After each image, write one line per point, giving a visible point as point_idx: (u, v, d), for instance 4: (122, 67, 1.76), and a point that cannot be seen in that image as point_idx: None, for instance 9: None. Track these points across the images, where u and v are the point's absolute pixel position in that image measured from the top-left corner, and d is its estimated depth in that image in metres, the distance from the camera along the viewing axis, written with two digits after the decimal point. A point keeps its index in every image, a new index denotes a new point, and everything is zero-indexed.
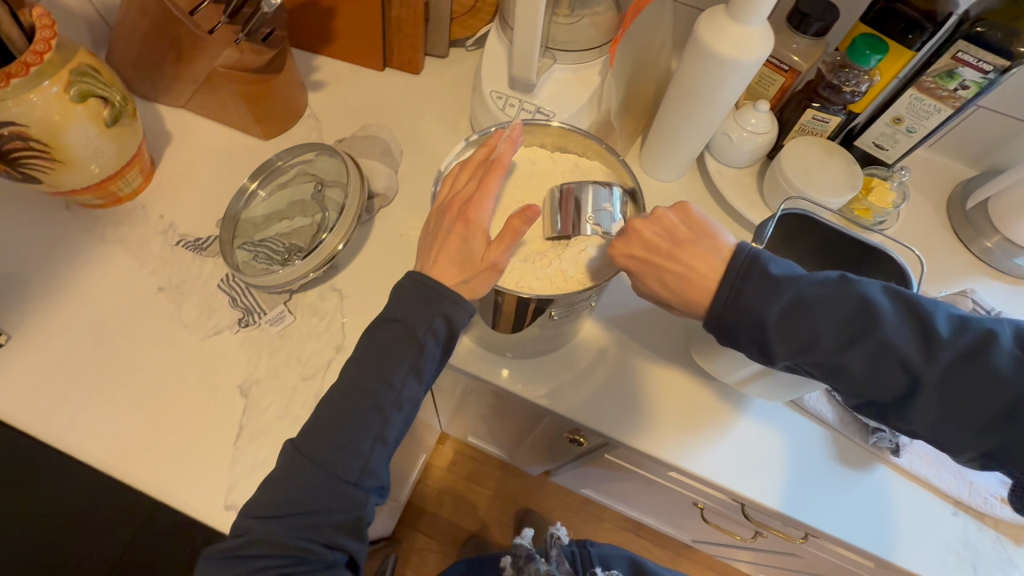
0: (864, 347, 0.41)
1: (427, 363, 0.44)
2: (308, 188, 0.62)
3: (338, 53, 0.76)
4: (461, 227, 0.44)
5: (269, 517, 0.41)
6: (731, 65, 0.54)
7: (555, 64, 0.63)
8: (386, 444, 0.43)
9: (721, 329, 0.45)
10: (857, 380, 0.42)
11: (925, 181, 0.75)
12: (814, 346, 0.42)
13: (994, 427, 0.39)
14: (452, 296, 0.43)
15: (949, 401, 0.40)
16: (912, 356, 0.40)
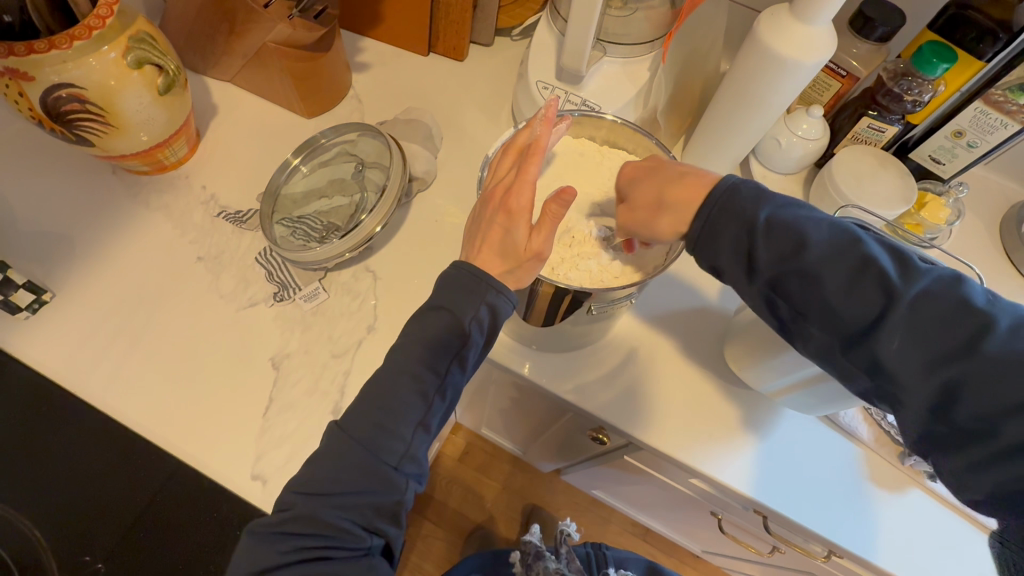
0: (845, 260, 0.38)
1: (471, 354, 0.44)
2: (349, 168, 0.62)
3: (384, 36, 0.76)
4: (501, 219, 0.43)
5: (313, 495, 0.41)
6: (791, 66, 0.52)
7: (605, 57, 0.62)
8: (427, 431, 0.43)
9: (702, 230, 0.42)
10: (828, 294, 0.38)
11: (978, 200, 0.72)
12: (795, 250, 0.39)
13: (965, 369, 0.34)
14: (497, 286, 0.43)
15: (922, 332, 0.35)
16: (890, 276, 0.37)
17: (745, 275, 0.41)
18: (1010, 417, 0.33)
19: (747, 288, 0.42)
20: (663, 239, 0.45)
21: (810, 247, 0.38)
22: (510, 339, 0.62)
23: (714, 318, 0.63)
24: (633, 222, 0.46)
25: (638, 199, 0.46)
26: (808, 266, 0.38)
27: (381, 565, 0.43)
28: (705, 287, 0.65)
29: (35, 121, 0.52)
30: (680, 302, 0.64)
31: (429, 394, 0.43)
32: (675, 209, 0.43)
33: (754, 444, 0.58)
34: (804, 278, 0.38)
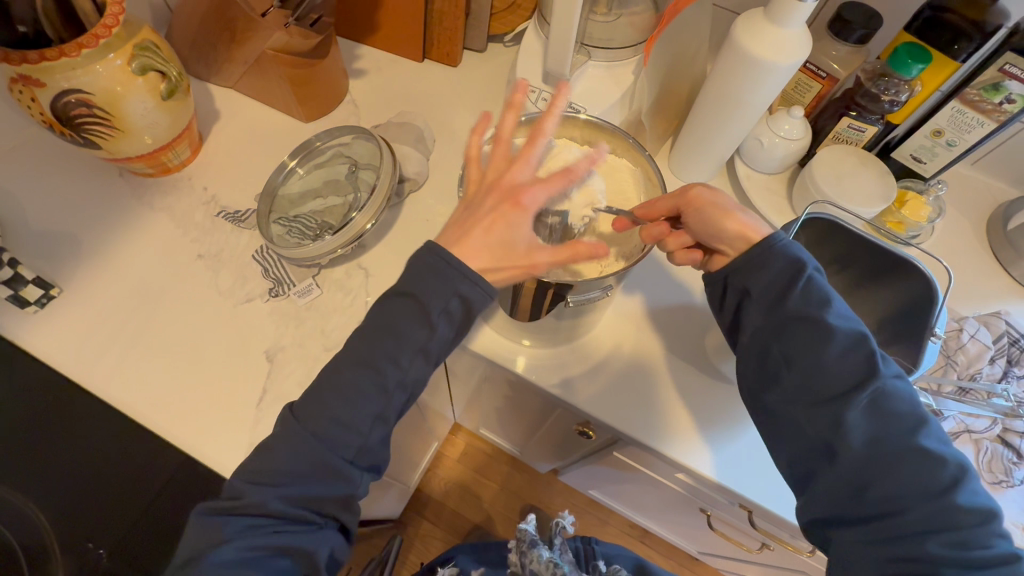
0: (851, 335, 0.44)
1: (436, 344, 0.45)
2: (342, 170, 0.65)
3: (380, 44, 0.78)
4: (507, 209, 0.43)
5: (262, 484, 0.43)
6: (766, 67, 0.53)
7: (590, 61, 0.64)
8: (386, 423, 0.46)
9: (756, 256, 0.47)
10: (824, 352, 0.44)
11: (965, 199, 0.73)
12: (819, 308, 0.45)
13: (894, 457, 0.41)
14: (470, 276, 0.43)
15: (882, 415, 0.42)
16: (879, 361, 0.44)
17: (758, 309, 0.47)
18: (912, 506, 0.40)
19: (757, 322, 0.48)
20: (722, 237, 0.49)
21: (833, 312, 0.45)
22: (498, 334, 0.63)
23: (696, 313, 0.65)
24: (694, 208, 0.49)
25: (714, 195, 0.49)
26: (823, 323, 0.45)
27: (335, 539, 0.46)
28: (689, 284, 0.66)
29: (46, 125, 0.55)
30: (664, 298, 0.65)
31: (390, 389, 0.45)
32: (749, 222, 0.48)
33: (732, 436, 0.59)
34: (811, 332, 0.45)
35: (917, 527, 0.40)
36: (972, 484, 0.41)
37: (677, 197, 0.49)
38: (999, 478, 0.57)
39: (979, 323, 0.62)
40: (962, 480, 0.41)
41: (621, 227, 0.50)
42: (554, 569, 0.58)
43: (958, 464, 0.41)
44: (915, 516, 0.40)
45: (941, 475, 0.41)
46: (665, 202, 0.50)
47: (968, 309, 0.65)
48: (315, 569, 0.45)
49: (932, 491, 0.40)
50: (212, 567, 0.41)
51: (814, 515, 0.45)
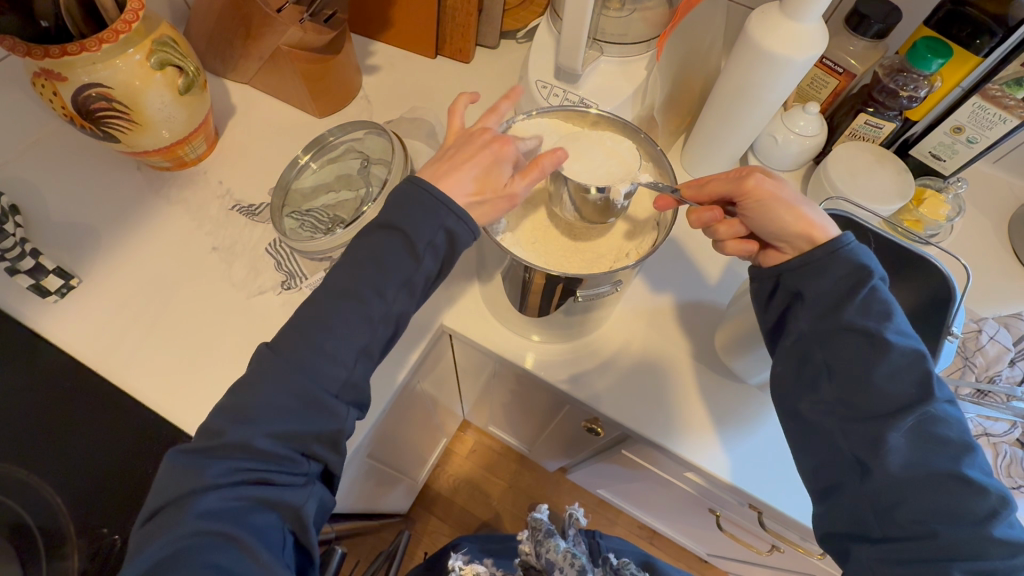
0: (911, 355, 0.42)
1: (421, 277, 0.47)
2: (354, 164, 0.65)
3: (394, 40, 0.79)
4: (497, 146, 0.48)
5: (246, 422, 0.43)
6: (781, 63, 0.53)
7: (602, 57, 0.63)
8: None
9: (815, 261, 0.45)
10: (873, 369, 0.43)
11: (987, 198, 0.71)
12: (877, 322, 0.43)
13: (929, 482, 0.40)
14: (458, 214, 0.46)
15: (924, 438, 0.41)
16: (937, 386, 0.42)
17: (808, 315, 0.46)
18: (942, 532, 0.39)
19: (804, 327, 0.46)
20: (782, 234, 0.47)
21: (892, 327, 0.43)
22: (506, 329, 0.63)
23: (707, 310, 0.64)
24: (753, 199, 0.48)
25: (775, 189, 0.47)
26: (877, 338, 0.43)
27: (322, 490, 0.47)
28: (700, 281, 0.66)
29: (68, 118, 0.56)
30: (675, 294, 0.65)
31: None
32: (814, 220, 0.46)
33: (738, 434, 0.58)
34: (861, 346, 0.43)
35: (946, 552, 0.39)
36: (1010, 516, 0.39)
37: (735, 184, 0.49)
38: (1018, 483, 0.55)
39: (998, 324, 0.60)
40: (1001, 513, 0.39)
41: (664, 207, 0.49)
42: (571, 560, 0.55)
43: (999, 495, 0.39)
44: (943, 541, 0.39)
45: (979, 506, 0.39)
46: (722, 188, 0.50)
47: (988, 310, 0.64)
48: (301, 523, 0.45)
49: (968, 521, 0.39)
50: (197, 512, 0.41)
51: (834, 526, 0.45)
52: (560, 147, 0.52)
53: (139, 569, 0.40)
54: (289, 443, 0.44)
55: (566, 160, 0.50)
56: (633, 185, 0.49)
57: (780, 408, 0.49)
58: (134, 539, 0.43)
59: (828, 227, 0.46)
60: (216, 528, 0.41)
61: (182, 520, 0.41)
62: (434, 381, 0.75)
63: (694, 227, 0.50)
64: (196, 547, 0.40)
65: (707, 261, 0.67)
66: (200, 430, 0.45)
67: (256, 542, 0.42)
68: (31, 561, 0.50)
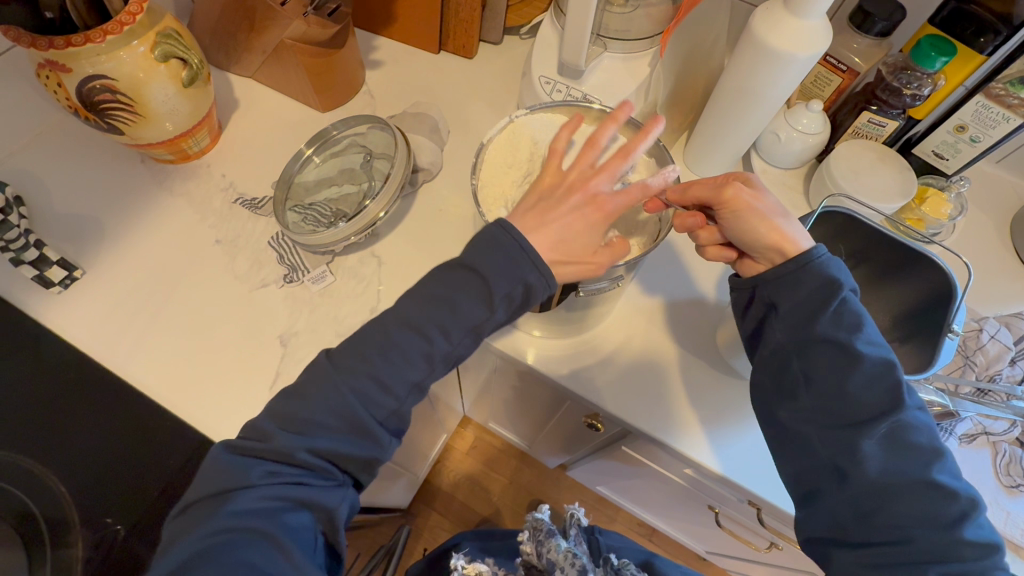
0: (880, 367, 0.43)
1: (490, 327, 0.47)
2: (358, 158, 0.65)
3: (397, 35, 0.79)
4: (591, 214, 0.46)
5: (292, 433, 0.44)
6: (784, 60, 0.53)
7: (606, 53, 0.63)
8: (408, 398, 0.47)
9: (787, 273, 0.45)
10: (848, 379, 0.43)
11: (990, 197, 0.71)
12: (848, 332, 0.43)
13: (904, 488, 0.41)
14: (541, 269, 0.44)
15: (897, 446, 0.42)
16: (905, 395, 0.43)
17: (783, 326, 0.46)
18: (917, 536, 0.40)
19: (780, 338, 0.46)
20: (758, 246, 0.47)
21: (863, 338, 0.43)
22: (508, 325, 0.63)
23: (707, 307, 0.64)
24: (731, 210, 0.47)
25: (751, 200, 0.47)
26: (849, 349, 0.43)
27: (354, 496, 0.47)
28: (701, 278, 0.66)
29: (72, 109, 0.57)
30: (675, 291, 0.65)
31: (431, 356, 0.46)
32: (790, 233, 0.46)
33: (737, 431, 0.58)
34: (836, 357, 0.43)
35: (921, 555, 0.40)
36: (979, 517, 0.40)
37: (713, 193, 0.48)
38: (1016, 481, 0.56)
39: (999, 323, 0.60)
40: (971, 514, 0.40)
41: (653, 210, 0.49)
42: (572, 560, 0.55)
43: (968, 497, 0.41)
44: (919, 544, 0.40)
45: (950, 509, 0.40)
46: (704, 193, 0.48)
47: (989, 310, 0.64)
48: (332, 526, 0.46)
49: (941, 525, 0.40)
50: (233, 510, 0.42)
51: (814, 531, 0.45)
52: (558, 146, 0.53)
53: (169, 563, 0.41)
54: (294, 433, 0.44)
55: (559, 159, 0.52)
56: (625, 182, 0.49)
57: (758, 415, 0.49)
58: (168, 530, 0.44)
59: (802, 240, 0.46)
60: (253, 525, 0.42)
61: (218, 516, 0.42)
62: None
63: (678, 231, 0.50)
64: (230, 542, 0.41)
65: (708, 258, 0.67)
66: (247, 430, 0.46)
67: (291, 542, 0.42)
68: (34, 550, 0.50)
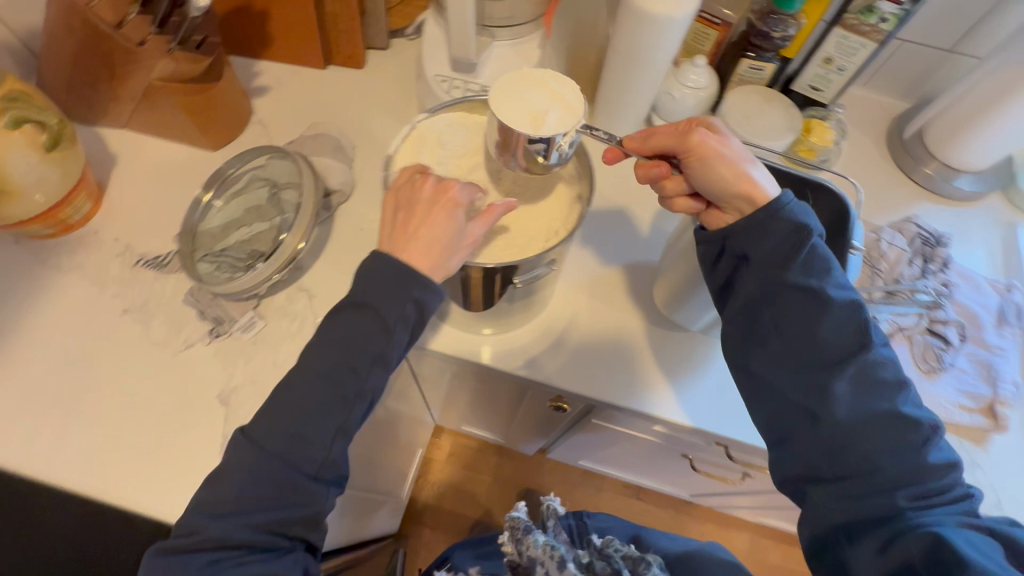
0: (848, 306, 0.45)
1: (398, 350, 0.46)
2: (263, 193, 0.62)
3: (279, 58, 0.75)
4: (449, 204, 0.46)
5: (227, 514, 0.43)
6: (663, 22, 0.55)
7: (494, 42, 0.64)
8: (347, 436, 0.45)
9: (756, 223, 0.46)
10: (819, 322, 0.45)
11: (865, 118, 0.78)
12: (818, 279, 0.46)
13: (872, 421, 0.44)
14: (425, 281, 0.44)
15: (866, 382, 0.45)
16: (873, 333, 0.46)
17: (754, 277, 0.48)
18: (886, 466, 0.43)
19: (750, 288, 0.48)
20: (724, 192, 0.48)
21: (833, 284, 0.46)
22: (456, 330, 0.63)
23: (642, 269, 0.66)
24: (696, 156, 0.48)
25: (715, 148, 0.48)
26: (819, 294, 0.45)
27: (307, 559, 0.46)
28: (631, 244, 0.68)
29: None
30: (610, 260, 0.67)
31: (349, 399, 0.45)
32: (755, 177, 0.47)
33: (691, 380, 0.61)
34: (806, 304, 0.46)
35: (889, 481, 0.43)
36: (940, 441, 0.44)
37: (677, 141, 0.49)
38: (933, 365, 0.61)
39: (893, 230, 0.68)
40: (933, 439, 0.43)
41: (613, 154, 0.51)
42: (551, 552, 0.53)
43: (929, 423, 0.44)
44: (887, 472, 0.43)
45: (915, 436, 0.43)
46: (668, 141, 0.50)
47: (883, 219, 0.70)
48: None
49: (907, 450, 0.43)
50: None
51: (793, 470, 0.47)
52: (500, 86, 0.50)
53: None
54: (257, 483, 0.43)
55: (505, 104, 0.49)
56: (576, 133, 0.48)
57: (732, 365, 0.51)
58: None
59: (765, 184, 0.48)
60: None
61: None
62: (396, 396, 0.74)
63: (641, 181, 0.52)
64: None
65: (634, 223, 0.69)
66: (205, 488, 0.45)
67: None
68: None
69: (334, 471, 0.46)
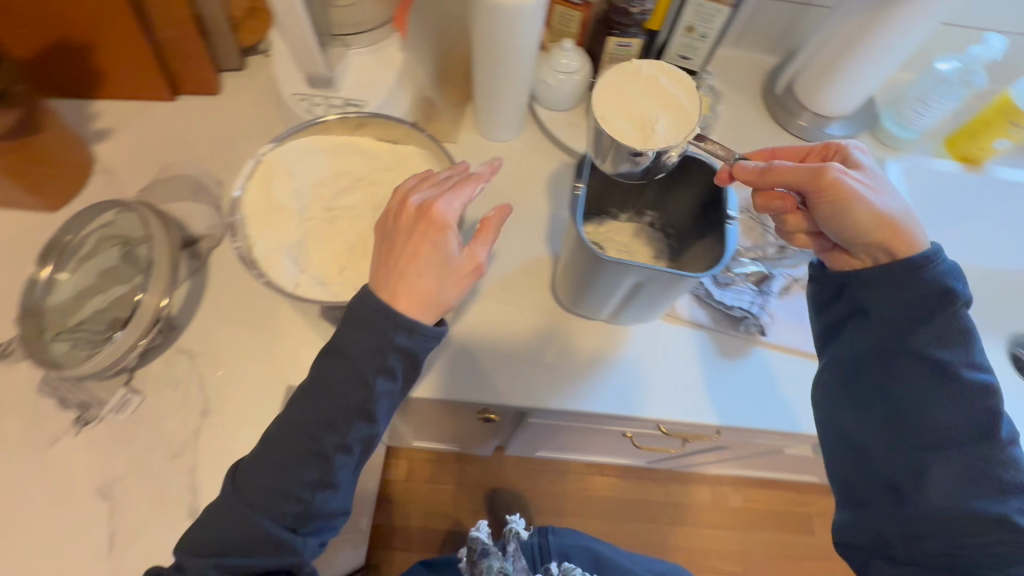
0: (959, 393, 0.44)
1: (381, 402, 0.42)
2: (115, 252, 0.55)
3: (118, 94, 0.67)
4: (427, 231, 0.40)
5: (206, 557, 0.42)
6: (516, 12, 0.53)
7: (351, 50, 0.60)
8: (331, 488, 0.42)
9: (880, 275, 0.46)
10: (934, 403, 0.44)
11: (740, 78, 0.80)
12: (947, 355, 0.44)
13: (967, 520, 0.42)
14: (402, 322, 0.40)
15: (973, 476, 0.42)
16: (998, 426, 0.43)
17: (869, 332, 0.47)
18: (974, 566, 0.42)
19: (863, 341, 0.48)
20: (855, 240, 0.46)
21: (966, 365, 0.44)
22: None
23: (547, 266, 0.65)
24: (829, 200, 0.45)
25: (855, 191, 0.45)
26: (946, 371, 0.44)
27: None
28: (532, 240, 0.66)
29: None
30: (514, 261, 0.65)
31: (328, 452, 0.42)
32: (905, 232, 0.45)
33: (607, 369, 0.61)
34: (926, 377, 0.45)
35: None
36: None
37: (809, 179, 0.45)
38: None
39: None
40: None
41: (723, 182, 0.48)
42: None
43: None
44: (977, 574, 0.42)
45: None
46: (796, 177, 0.45)
47: None
48: None
49: (1005, 557, 0.41)
50: None
51: (858, 532, 0.49)
52: (601, 91, 0.50)
53: None
54: (224, 533, 0.42)
55: (607, 109, 0.49)
56: (686, 144, 0.48)
57: (820, 413, 0.53)
58: None
59: (923, 229, 0.46)
60: None
61: None
62: None
63: (761, 209, 0.51)
64: None
65: (533, 218, 0.67)
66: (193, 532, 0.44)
67: None
68: None
69: (311, 523, 0.43)
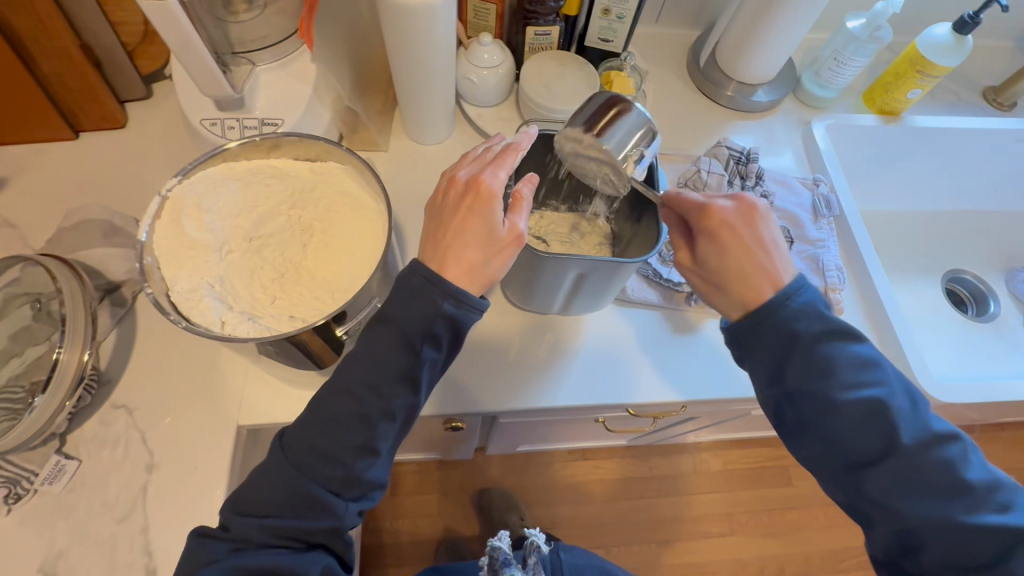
0: (851, 410, 0.40)
1: (426, 369, 0.41)
2: (25, 312, 0.49)
3: (9, 140, 0.62)
4: (475, 201, 0.41)
5: (249, 517, 0.40)
6: (425, 12, 0.51)
7: (257, 67, 0.56)
8: (375, 455, 0.40)
9: (749, 324, 0.44)
10: (837, 432, 0.40)
11: (664, 54, 0.80)
12: (823, 382, 0.41)
13: (933, 531, 0.38)
14: (448, 289, 0.39)
15: (907, 489, 0.38)
16: (898, 428, 0.39)
17: (760, 375, 0.44)
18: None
19: (760, 384, 0.45)
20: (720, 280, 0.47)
21: (841, 382, 0.41)
22: None
23: None
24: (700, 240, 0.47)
25: (721, 232, 0.46)
26: (829, 398, 0.41)
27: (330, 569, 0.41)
28: None
29: None
30: None
31: (370, 418, 0.40)
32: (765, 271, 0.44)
33: (564, 360, 0.61)
34: (820, 407, 0.41)
35: None
36: None
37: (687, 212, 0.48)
38: None
39: (710, 157, 0.68)
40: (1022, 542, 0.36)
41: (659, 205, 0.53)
42: None
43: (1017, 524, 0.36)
44: None
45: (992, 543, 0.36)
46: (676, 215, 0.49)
47: (700, 148, 0.73)
48: None
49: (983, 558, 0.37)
50: None
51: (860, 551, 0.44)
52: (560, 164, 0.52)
53: None
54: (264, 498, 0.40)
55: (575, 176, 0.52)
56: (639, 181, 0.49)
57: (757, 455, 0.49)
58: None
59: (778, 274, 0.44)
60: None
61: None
62: None
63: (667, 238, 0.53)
64: None
65: None
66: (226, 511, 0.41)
67: None
68: None
69: (359, 489, 0.41)
